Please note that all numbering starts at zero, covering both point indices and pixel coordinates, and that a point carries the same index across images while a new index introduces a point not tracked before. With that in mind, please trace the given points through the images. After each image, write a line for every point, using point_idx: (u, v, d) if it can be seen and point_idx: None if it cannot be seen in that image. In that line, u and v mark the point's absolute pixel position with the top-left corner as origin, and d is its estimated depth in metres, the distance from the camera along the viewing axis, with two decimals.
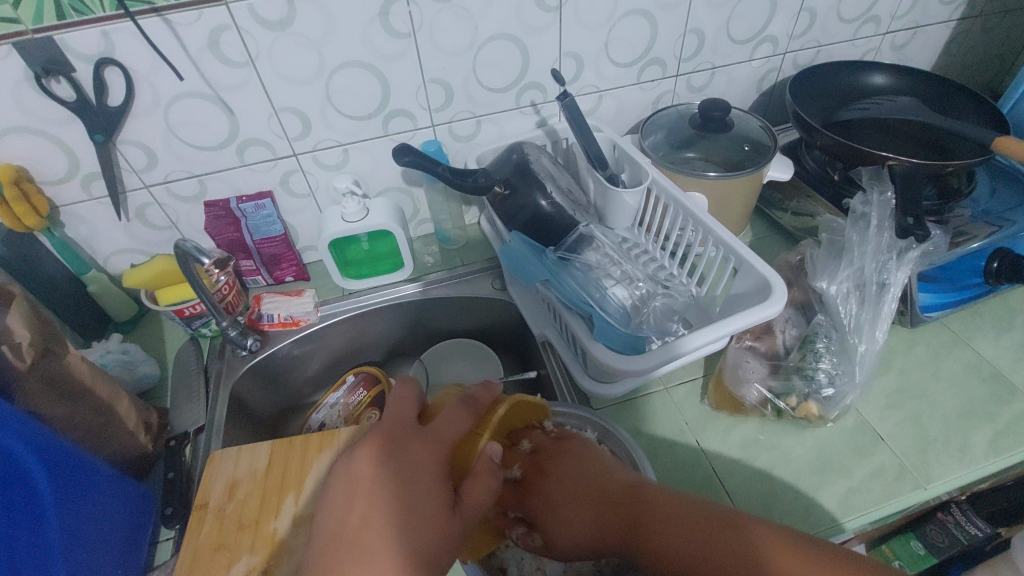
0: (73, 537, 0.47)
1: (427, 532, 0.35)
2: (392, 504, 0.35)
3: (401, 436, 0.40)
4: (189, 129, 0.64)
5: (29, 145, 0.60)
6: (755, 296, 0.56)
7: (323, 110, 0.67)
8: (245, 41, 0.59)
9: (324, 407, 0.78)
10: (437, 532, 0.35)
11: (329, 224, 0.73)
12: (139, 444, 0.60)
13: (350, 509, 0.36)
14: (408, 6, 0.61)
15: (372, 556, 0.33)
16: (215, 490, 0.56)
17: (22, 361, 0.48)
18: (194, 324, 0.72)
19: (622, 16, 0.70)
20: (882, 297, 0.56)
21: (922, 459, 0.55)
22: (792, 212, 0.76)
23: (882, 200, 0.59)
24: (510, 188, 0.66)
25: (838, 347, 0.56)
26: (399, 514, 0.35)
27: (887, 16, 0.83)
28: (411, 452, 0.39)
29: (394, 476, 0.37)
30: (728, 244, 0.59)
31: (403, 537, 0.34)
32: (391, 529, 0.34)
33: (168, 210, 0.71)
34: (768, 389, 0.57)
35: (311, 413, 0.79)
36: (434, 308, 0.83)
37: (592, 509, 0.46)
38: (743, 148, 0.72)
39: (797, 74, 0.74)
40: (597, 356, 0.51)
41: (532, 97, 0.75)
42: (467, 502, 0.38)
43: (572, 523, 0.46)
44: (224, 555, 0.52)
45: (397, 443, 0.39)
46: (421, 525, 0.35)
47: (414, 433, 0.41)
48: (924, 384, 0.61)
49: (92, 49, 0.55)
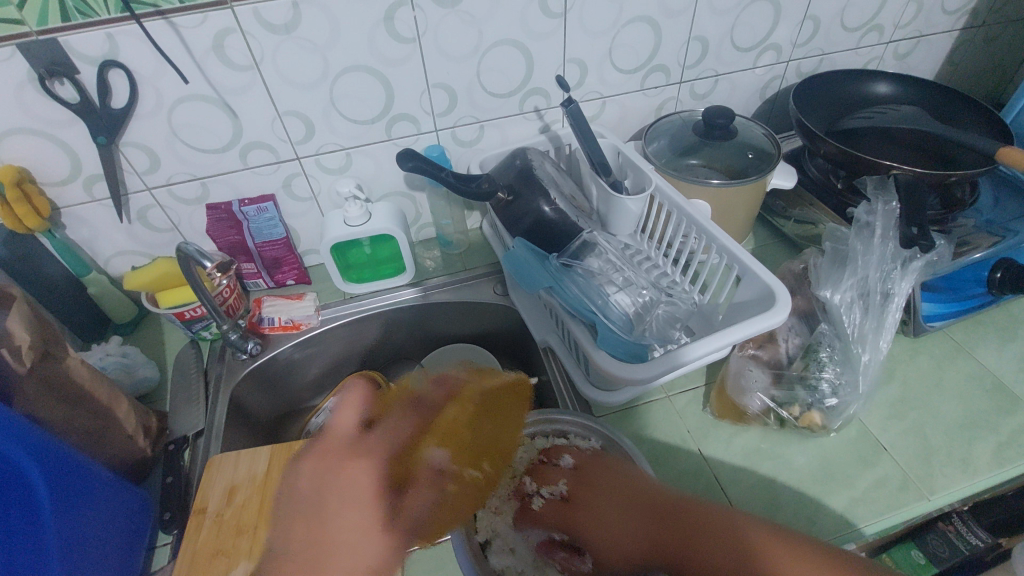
0: (70, 541, 0.47)
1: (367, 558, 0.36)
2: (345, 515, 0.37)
3: (336, 452, 0.41)
4: (193, 132, 0.64)
5: (31, 146, 0.60)
6: (759, 305, 0.56)
7: (327, 114, 0.67)
8: (249, 44, 0.59)
9: (324, 412, 0.77)
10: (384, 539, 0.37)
11: (331, 228, 0.73)
12: (137, 448, 0.59)
13: (310, 526, 0.37)
14: (412, 11, 0.61)
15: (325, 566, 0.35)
16: (213, 495, 0.57)
17: (21, 364, 0.47)
18: (194, 327, 0.72)
19: (626, 22, 0.70)
20: (886, 306, 0.56)
21: (925, 470, 0.55)
22: (795, 220, 0.76)
23: (887, 209, 0.58)
24: (513, 194, 0.66)
25: (842, 356, 0.55)
26: (350, 526, 0.36)
27: (890, 25, 0.83)
28: (355, 468, 0.40)
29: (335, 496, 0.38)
30: (733, 253, 0.59)
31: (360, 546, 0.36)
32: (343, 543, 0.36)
33: (169, 213, 0.71)
34: (771, 399, 0.56)
35: (310, 417, 0.78)
36: (436, 313, 0.83)
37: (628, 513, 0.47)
38: (747, 156, 0.72)
39: (801, 81, 0.75)
40: (602, 368, 0.50)
41: (535, 102, 0.75)
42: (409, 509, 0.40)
43: (614, 533, 0.46)
44: (221, 560, 0.52)
45: (338, 461, 0.40)
46: (370, 536, 0.37)
47: (355, 446, 0.41)
48: (928, 394, 0.61)
49: (96, 51, 0.55)
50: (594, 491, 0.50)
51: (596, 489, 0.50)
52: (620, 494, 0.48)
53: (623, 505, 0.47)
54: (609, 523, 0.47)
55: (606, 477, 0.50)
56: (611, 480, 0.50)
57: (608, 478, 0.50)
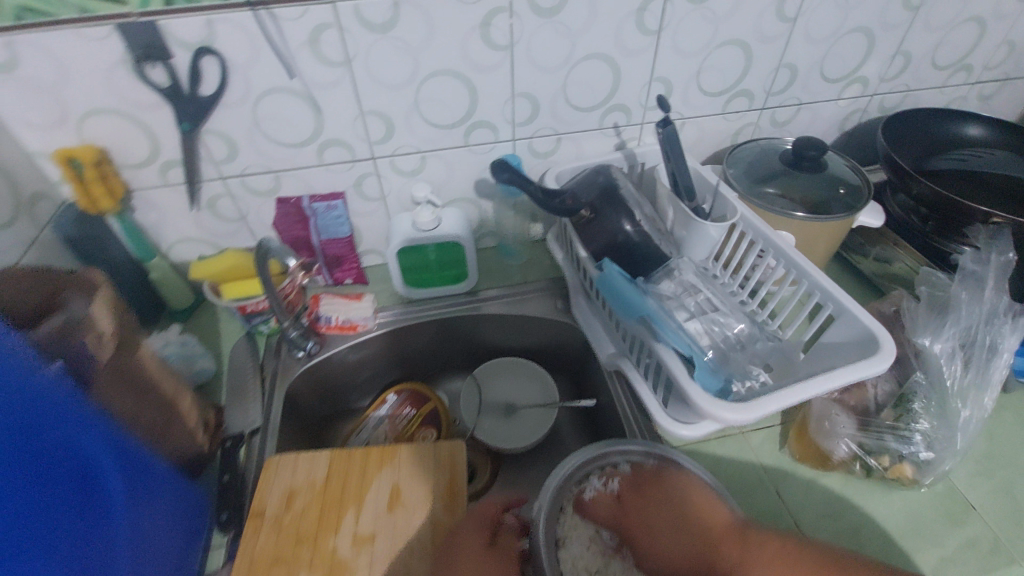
0: (146, 537, 0.48)
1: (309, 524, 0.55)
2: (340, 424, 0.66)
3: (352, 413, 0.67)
4: (275, 124, 0.63)
5: (114, 127, 0.59)
6: (853, 347, 0.54)
7: (410, 116, 0.66)
8: (344, 40, 0.57)
9: (368, 428, 0.77)
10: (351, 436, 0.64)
11: (399, 230, 0.71)
12: (196, 444, 0.58)
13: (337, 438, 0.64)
14: (510, 19, 0.60)
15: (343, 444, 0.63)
16: (272, 498, 0.56)
17: (103, 353, 0.46)
18: (253, 320, 0.71)
19: (719, 45, 0.68)
20: (992, 363, 0.54)
21: (1014, 534, 0.54)
22: (874, 258, 0.74)
23: (1002, 260, 0.56)
24: (596, 213, 0.64)
25: (938, 408, 0.54)
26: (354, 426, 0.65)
27: (980, 65, 0.81)
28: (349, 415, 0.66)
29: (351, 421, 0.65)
30: (826, 290, 0.57)
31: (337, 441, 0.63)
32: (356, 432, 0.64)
33: (239, 203, 0.69)
34: (859, 445, 0.55)
35: (352, 434, 0.77)
36: (488, 324, 0.81)
37: (679, 538, 0.47)
38: (837, 191, 0.68)
39: (890, 116, 0.73)
40: (720, 415, 0.48)
41: (615, 118, 0.73)
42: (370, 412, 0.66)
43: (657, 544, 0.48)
44: (282, 568, 0.51)
45: None
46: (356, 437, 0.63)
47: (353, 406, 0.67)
48: (1014, 455, 0.60)
49: (192, 38, 0.54)
50: (642, 509, 0.50)
51: (648, 498, 0.51)
52: (665, 510, 0.49)
53: (669, 520, 0.48)
54: (653, 534, 0.49)
55: (659, 493, 0.51)
56: (660, 501, 0.50)
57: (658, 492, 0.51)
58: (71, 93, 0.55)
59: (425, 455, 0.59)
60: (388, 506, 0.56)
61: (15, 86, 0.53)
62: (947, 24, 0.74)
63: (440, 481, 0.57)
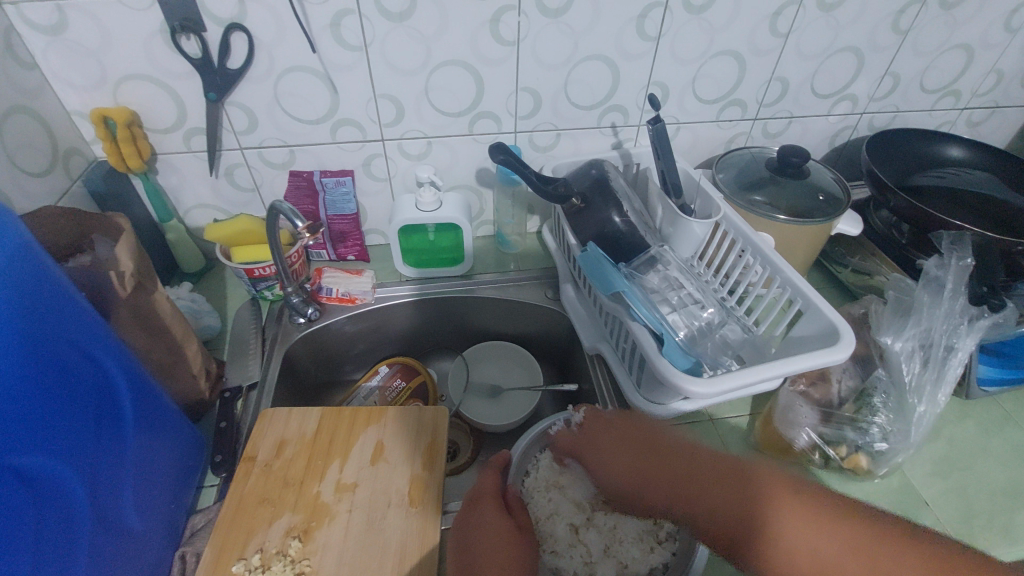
0: (143, 461, 0.49)
1: (291, 475, 0.57)
2: (330, 411, 0.63)
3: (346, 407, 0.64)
4: (294, 102, 0.68)
5: (145, 93, 0.64)
6: (818, 341, 0.57)
7: (419, 102, 0.70)
8: (363, 26, 0.62)
9: (359, 397, 0.81)
10: (343, 426, 0.62)
11: (403, 210, 0.75)
12: (197, 390, 0.62)
13: (326, 425, 0.62)
14: (518, 16, 0.64)
15: (329, 434, 0.61)
16: (264, 445, 0.59)
17: (123, 289, 0.50)
18: (258, 286, 0.75)
19: (714, 55, 0.72)
20: (948, 361, 0.57)
21: (966, 531, 0.56)
22: (854, 269, 0.78)
23: (960, 265, 0.60)
24: (586, 202, 0.69)
25: (896, 405, 0.57)
26: (343, 417, 0.63)
27: (968, 92, 0.84)
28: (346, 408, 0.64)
29: (342, 411, 0.63)
30: (796, 285, 0.60)
31: (328, 427, 0.62)
32: (347, 425, 0.62)
33: (255, 173, 0.74)
34: (819, 435, 0.57)
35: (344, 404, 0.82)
36: (479, 307, 0.85)
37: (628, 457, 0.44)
38: (817, 198, 0.72)
39: (876, 133, 0.77)
40: (720, 390, 0.51)
41: (613, 119, 0.78)
42: (362, 409, 0.64)
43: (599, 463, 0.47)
44: (267, 508, 0.54)
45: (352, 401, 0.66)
46: (344, 428, 0.62)
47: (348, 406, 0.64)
48: (974, 458, 0.62)
49: (225, 14, 0.59)
50: (596, 438, 0.49)
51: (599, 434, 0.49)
52: (621, 436, 0.47)
53: (622, 442, 0.46)
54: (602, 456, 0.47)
55: (615, 423, 0.48)
56: (616, 429, 0.48)
57: (609, 433, 0.48)
58: (110, 58, 0.60)
59: (411, 418, 0.63)
60: (371, 460, 0.59)
61: (61, 47, 0.58)
62: (936, 49, 0.78)
63: (420, 441, 0.60)
